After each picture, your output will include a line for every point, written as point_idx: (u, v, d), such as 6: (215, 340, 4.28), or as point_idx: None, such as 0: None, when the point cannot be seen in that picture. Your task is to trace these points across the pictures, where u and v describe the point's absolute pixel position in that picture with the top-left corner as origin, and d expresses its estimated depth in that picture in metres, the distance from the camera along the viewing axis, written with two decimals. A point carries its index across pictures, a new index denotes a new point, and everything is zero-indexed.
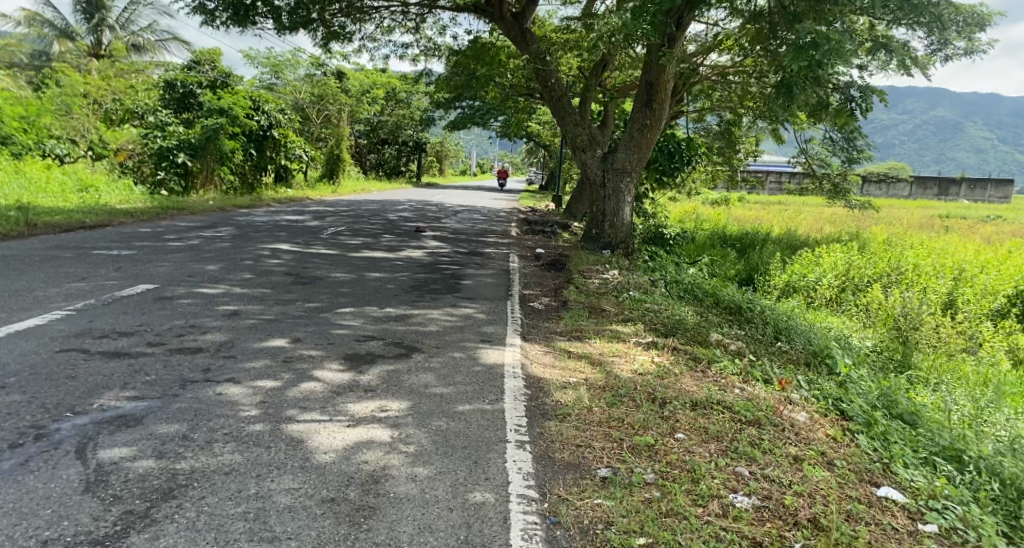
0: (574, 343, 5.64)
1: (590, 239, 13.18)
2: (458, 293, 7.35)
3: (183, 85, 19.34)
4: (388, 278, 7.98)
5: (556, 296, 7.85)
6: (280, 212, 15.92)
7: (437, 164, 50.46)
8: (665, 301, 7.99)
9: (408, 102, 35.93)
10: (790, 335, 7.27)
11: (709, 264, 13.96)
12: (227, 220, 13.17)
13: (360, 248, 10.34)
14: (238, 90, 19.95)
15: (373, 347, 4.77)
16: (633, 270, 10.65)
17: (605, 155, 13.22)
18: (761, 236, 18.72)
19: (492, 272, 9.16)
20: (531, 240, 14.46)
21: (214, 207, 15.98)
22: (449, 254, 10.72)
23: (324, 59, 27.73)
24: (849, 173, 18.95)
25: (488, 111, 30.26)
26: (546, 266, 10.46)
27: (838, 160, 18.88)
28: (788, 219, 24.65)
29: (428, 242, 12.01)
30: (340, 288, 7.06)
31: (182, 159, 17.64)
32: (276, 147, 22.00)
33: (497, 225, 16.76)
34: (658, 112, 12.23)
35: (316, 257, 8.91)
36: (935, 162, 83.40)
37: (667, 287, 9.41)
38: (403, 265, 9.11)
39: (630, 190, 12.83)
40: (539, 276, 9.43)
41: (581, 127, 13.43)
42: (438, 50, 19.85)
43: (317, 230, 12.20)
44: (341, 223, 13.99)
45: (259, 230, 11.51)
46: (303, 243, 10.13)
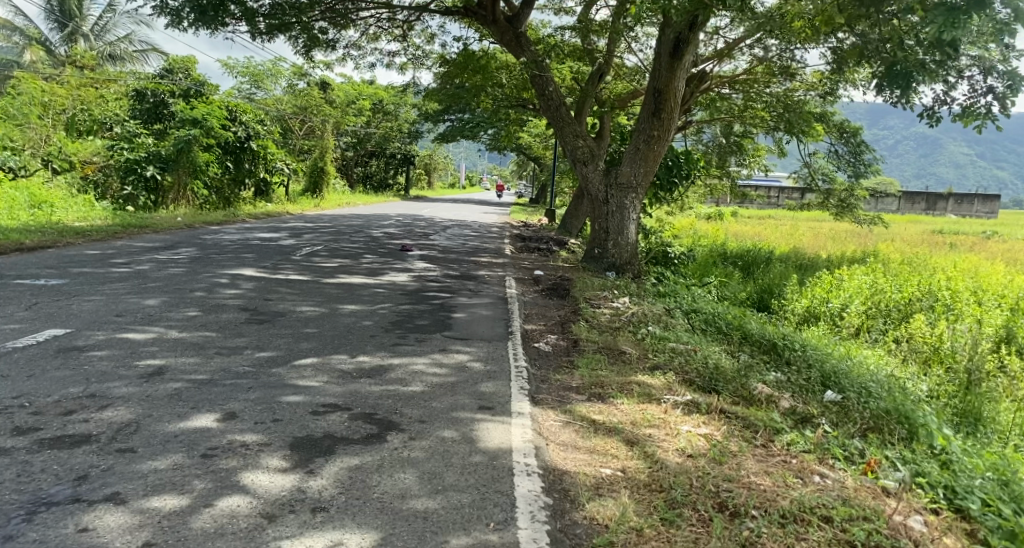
0: (596, 406, 4.47)
1: (591, 259, 11.99)
2: (447, 331, 6.11)
3: (154, 94, 18.46)
4: (364, 311, 6.74)
5: (563, 333, 6.63)
6: (253, 230, 14.68)
7: (425, 176, 49.34)
8: (691, 339, 6.81)
9: (395, 114, 34.80)
10: (842, 384, 6.14)
11: (719, 287, 12.84)
12: (193, 240, 11.93)
13: (336, 273, 9.11)
14: (212, 99, 18.99)
15: (334, 422, 3.56)
16: (645, 297, 9.52)
17: (609, 169, 12.05)
18: (766, 254, 17.62)
19: (486, 301, 7.93)
20: (527, 259, 13.25)
21: (182, 225, 14.80)
22: (437, 279, 9.50)
23: (307, 68, 26.59)
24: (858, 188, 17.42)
25: (477, 122, 29.13)
26: (547, 293, 9.25)
27: (845, 175, 17.44)
28: (788, 235, 23.56)
29: (414, 264, 10.81)
30: (303, 327, 5.81)
31: (150, 173, 16.58)
32: (255, 159, 20.83)
33: (489, 243, 15.57)
34: (667, 121, 11.08)
35: (283, 285, 7.66)
36: (922, 176, 83.06)
37: (686, 318, 8.24)
38: (384, 294, 7.87)
39: (636, 206, 11.65)
40: (541, 305, 8.19)
41: (581, 138, 12.27)
42: (426, 58, 18.69)
43: (291, 251, 10.96)
44: (319, 242, 12.74)
45: (224, 252, 10.31)
46: (271, 268, 8.89)
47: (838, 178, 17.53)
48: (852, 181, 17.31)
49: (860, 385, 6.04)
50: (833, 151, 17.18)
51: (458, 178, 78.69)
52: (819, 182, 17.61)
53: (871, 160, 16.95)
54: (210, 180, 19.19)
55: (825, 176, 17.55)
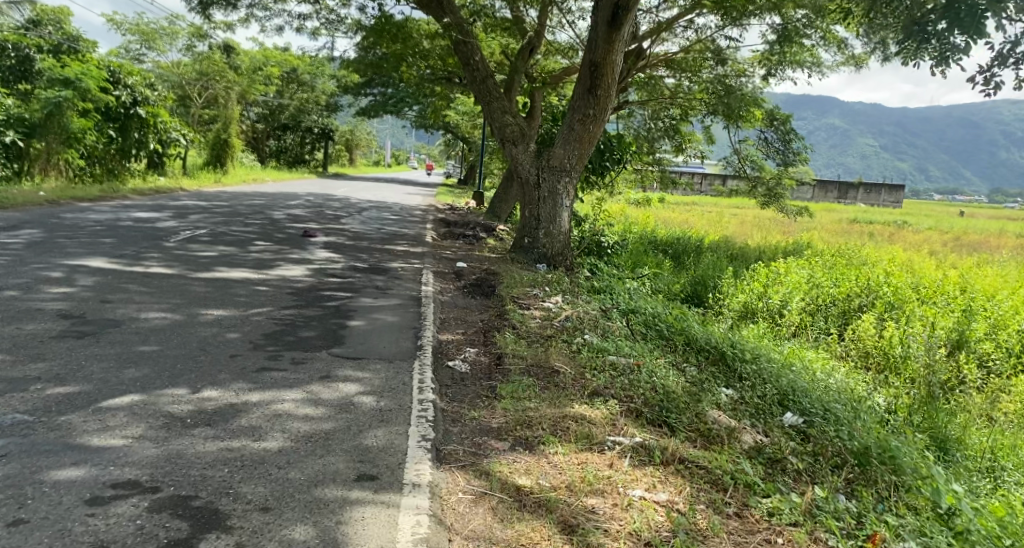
0: (522, 461, 3.34)
1: (519, 250, 10.93)
2: (337, 347, 4.86)
3: (16, 47, 16.54)
4: (234, 318, 5.42)
5: (486, 347, 5.48)
6: (131, 210, 13.05)
7: (346, 153, 47.22)
8: (632, 350, 5.75)
9: (312, 85, 32.71)
10: (803, 404, 5.10)
11: (652, 281, 11.97)
12: (50, 223, 10.32)
13: (214, 265, 7.74)
14: (88, 57, 17.33)
15: (117, 521, 2.40)
16: (576, 295, 8.50)
17: (539, 151, 10.95)
18: (695, 242, 16.94)
19: (394, 302, 6.72)
20: (449, 248, 12.08)
21: (45, 203, 13.12)
22: (339, 272, 8.20)
23: (210, 30, 24.45)
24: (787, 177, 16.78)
25: (400, 98, 28.09)
26: (468, 289, 8.12)
27: (773, 164, 16.86)
28: (715, 223, 23.12)
29: (315, 252, 9.51)
30: (140, 343, 4.48)
31: (9, 139, 14.87)
32: (143, 129, 19.24)
33: (406, 228, 14.33)
34: (604, 98, 10.06)
35: (138, 284, 6.27)
36: (833, 166, 86.04)
37: (622, 320, 7.21)
38: (268, 293, 6.59)
39: (568, 192, 10.67)
40: (460, 307, 7.02)
41: (509, 115, 11.12)
42: (342, 24, 17.11)
43: (165, 236, 9.50)
44: (205, 225, 11.25)
45: (79, 238, 8.81)
46: (129, 259, 7.47)
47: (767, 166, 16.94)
48: (780, 169, 16.69)
49: (826, 402, 5.09)
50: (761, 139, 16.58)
51: (382, 155, 76.31)
52: (748, 169, 16.96)
53: (800, 149, 16.43)
54: (87, 148, 17.42)
55: (753, 163, 16.89)
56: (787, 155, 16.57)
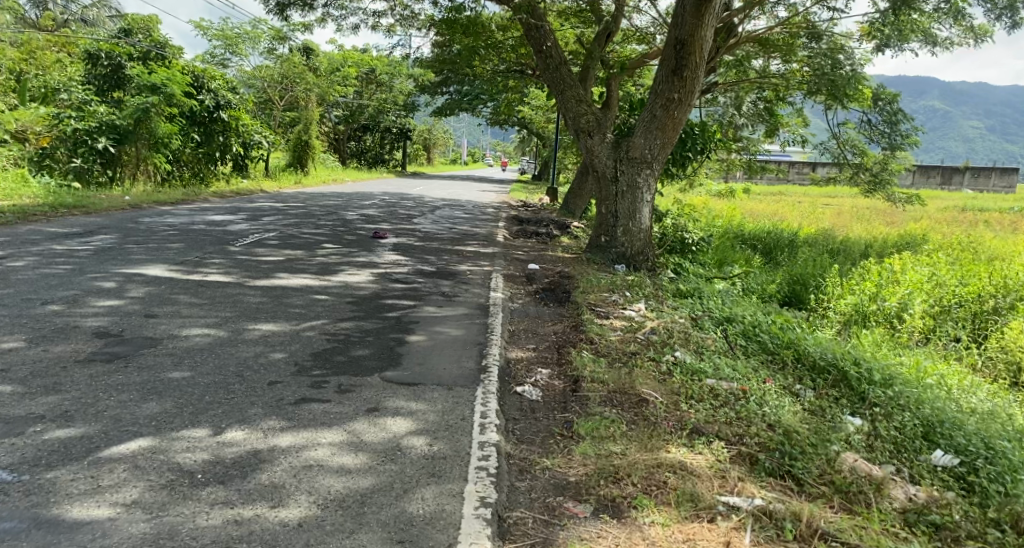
0: (606, 539, 2.58)
1: (597, 249, 10.14)
2: (390, 371, 4.22)
3: (109, 56, 16.80)
4: (281, 335, 4.88)
5: (560, 368, 4.73)
6: (207, 213, 12.97)
7: (423, 152, 47.28)
8: (734, 370, 4.85)
9: (390, 85, 32.71)
10: (956, 439, 3.97)
11: (746, 281, 10.89)
12: (123, 227, 10.24)
13: (274, 272, 7.30)
14: (174, 64, 17.60)
15: None
16: (663, 300, 7.62)
17: (619, 140, 10.07)
18: (789, 236, 15.62)
19: (460, 312, 6.06)
20: (522, 248, 11.38)
21: (127, 207, 13.23)
22: (404, 277, 7.62)
23: (289, 32, 24.61)
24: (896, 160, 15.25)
25: (476, 94, 28.17)
26: (543, 295, 7.38)
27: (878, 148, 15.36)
28: (810, 214, 21.45)
29: (382, 255, 9.00)
30: (170, 367, 3.97)
31: (102, 145, 15.23)
32: (226, 132, 19.44)
33: (480, 226, 13.74)
34: (691, 79, 9.10)
35: (190, 294, 5.86)
36: (935, 151, 80.60)
37: (716, 330, 6.29)
38: (326, 303, 6.05)
39: (650, 185, 9.78)
40: (532, 316, 6.29)
41: (586, 104, 10.31)
42: (416, 19, 16.68)
43: (232, 240, 9.19)
44: (274, 227, 10.95)
45: (146, 244, 8.60)
46: (188, 265, 7.11)
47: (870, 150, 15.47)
48: (885, 153, 15.13)
49: (989, 433, 4.03)
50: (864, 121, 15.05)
51: (461, 153, 76.38)
52: (847, 155, 15.46)
53: (909, 131, 14.63)
54: (172, 152, 17.66)
55: (855, 147, 15.36)
56: (893, 138, 14.86)
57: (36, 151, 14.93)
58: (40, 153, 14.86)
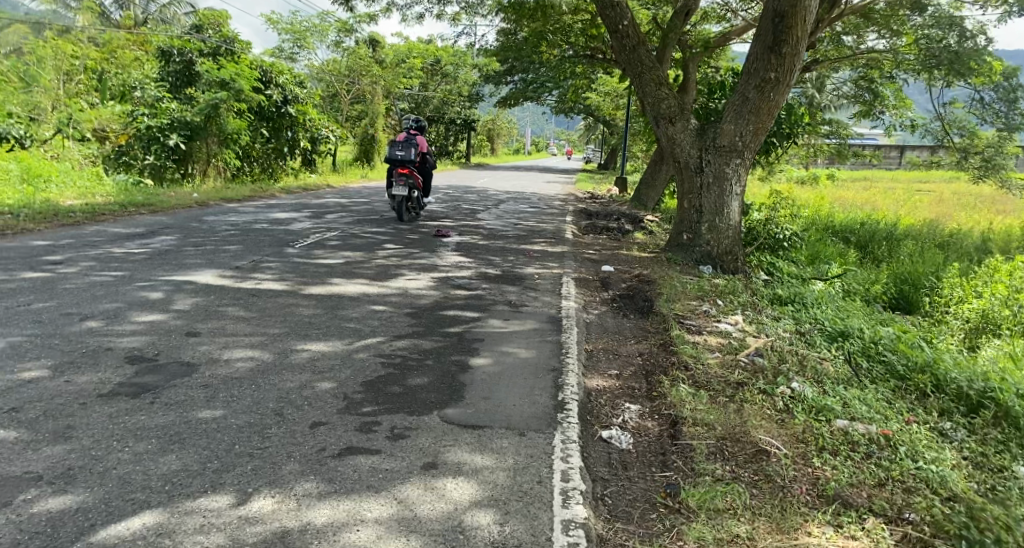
0: None
1: (678, 248, 9.30)
2: (450, 408, 3.65)
3: (180, 53, 16.71)
4: (332, 358, 4.35)
5: (652, 404, 4.11)
6: (270, 210, 12.67)
7: (488, 143, 46.80)
8: (866, 409, 4.20)
9: (455, 75, 32.35)
10: None
11: (850, 282, 9.98)
12: (186, 226, 9.97)
13: (330, 277, 6.81)
14: (242, 59, 17.49)
15: None
16: (761, 309, 6.85)
17: (703, 127, 9.16)
18: (886, 227, 14.34)
19: (530, 327, 5.44)
20: (595, 245, 10.67)
21: (194, 205, 13.09)
22: (468, 283, 7.04)
23: (356, 23, 24.34)
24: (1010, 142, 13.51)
25: (542, 83, 27.65)
26: (621, 304, 6.69)
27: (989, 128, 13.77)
28: (903, 202, 19.91)
29: (446, 256, 8.44)
30: (202, 403, 3.46)
31: (174, 142, 15.23)
32: (294, 127, 19.34)
33: (548, 221, 13.05)
34: (790, 57, 8.21)
35: (240, 306, 5.39)
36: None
37: (829, 350, 5.58)
38: (382, 316, 5.52)
39: (740, 176, 8.88)
40: (611, 331, 5.63)
41: (666, 87, 9.42)
42: (482, 6, 16.03)
43: (292, 241, 8.77)
44: (337, 226, 10.53)
45: (203, 246, 8.25)
46: (243, 271, 6.69)
47: (980, 131, 13.86)
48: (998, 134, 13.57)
49: None
50: (974, 100, 13.31)
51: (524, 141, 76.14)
52: (954, 137, 13.92)
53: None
54: (242, 149, 17.69)
55: (963, 129, 13.77)
56: (1011, 118, 13.05)
57: (114, 147, 15.10)
58: (117, 150, 15.00)
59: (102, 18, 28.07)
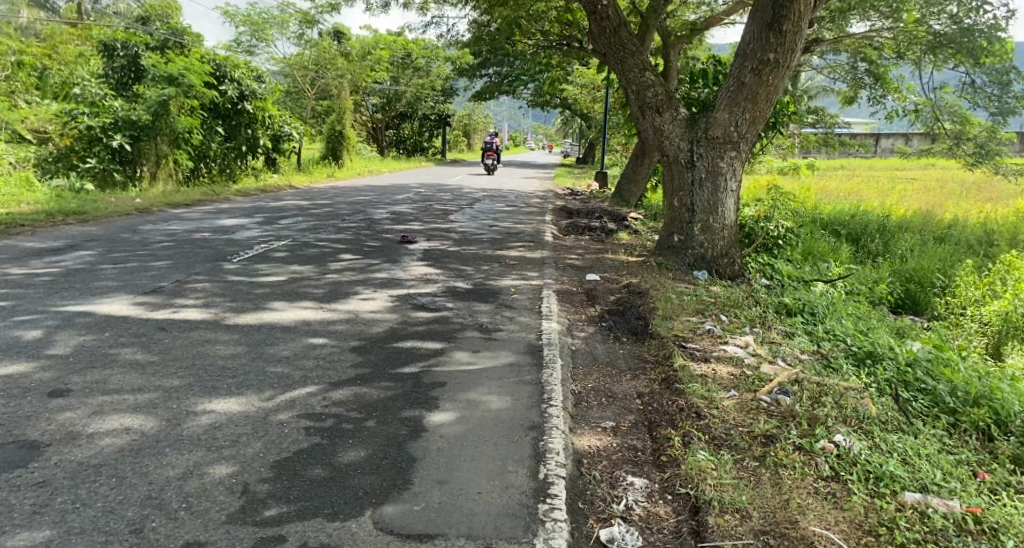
0: None
1: (668, 250, 8.34)
2: (389, 507, 2.71)
3: (124, 46, 15.37)
4: (240, 424, 3.31)
5: (661, 476, 3.15)
6: (220, 216, 11.52)
7: (464, 138, 45.57)
8: (934, 471, 3.28)
9: (427, 69, 31.12)
10: None
11: (855, 283, 9.10)
12: (116, 238, 8.81)
13: (266, 298, 5.75)
14: (193, 52, 16.23)
15: None
16: (772, 322, 5.89)
17: (693, 115, 8.16)
18: (877, 218, 13.52)
19: (503, 364, 4.44)
20: (577, 248, 9.70)
21: (134, 211, 11.89)
22: (432, 302, 6.02)
23: (319, 15, 23.06)
24: (1002, 128, 12.54)
25: (516, 75, 26.68)
26: (610, 322, 5.71)
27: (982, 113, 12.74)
28: (889, 191, 19.21)
29: (409, 268, 7.41)
30: (20, 521, 2.47)
31: (117, 143, 13.95)
32: (253, 125, 18.17)
33: (525, 221, 12.05)
34: (790, 35, 7.29)
35: (139, 347, 4.31)
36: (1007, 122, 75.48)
37: (858, 378, 4.64)
38: (320, 353, 4.48)
39: (735, 170, 7.96)
40: (601, 362, 4.65)
41: (651, 72, 8.41)
42: None
43: (232, 254, 7.68)
44: (290, 234, 9.45)
45: (125, 262, 7.13)
46: (160, 295, 5.61)
47: (971, 116, 12.84)
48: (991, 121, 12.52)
49: None
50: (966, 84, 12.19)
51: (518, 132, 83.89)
52: (944, 123, 12.93)
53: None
54: (197, 149, 16.47)
55: (954, 114, 12.77)
56: (1003, 102, 12.10)
57: (62, 149, 13.59)
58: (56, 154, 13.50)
59: (47, 9, 26.39)
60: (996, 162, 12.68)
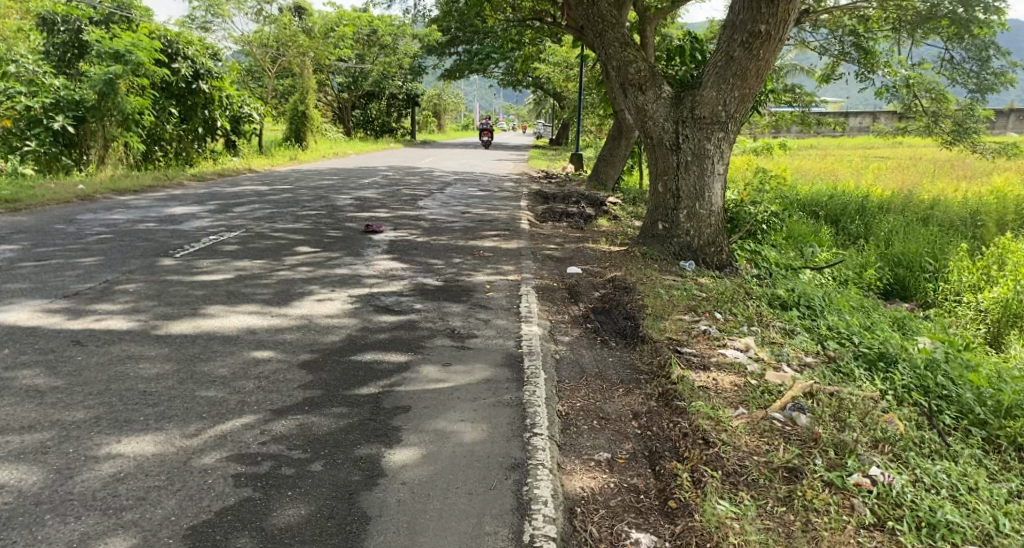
0: None
1: (652, 239, 7.78)
2: None
3: (66, 20, 14.22)
4: (151, 473, 2.70)
5: (674, 531, 2.59)
6: (170, 203, 10.71)
7: (434, 119, 44.61)
8: (991, 512, 2.75)
9: (394, 48, 30.14)
10: None
11: (844, 269, 8.63)
12: (49, 230, 8.02)
13: (207, 301, 5.08)
14: (143, 28, 15.13)
15: None
16: (769, 317, 5.34)
17: (678, 93, 7.56)
18: (858, 199, 13.12)
19: (476, 379, 3.87)
20: (555, 236, 9.12)
21: (75, 199, 11.03)
22: (396, 301, 5.41)
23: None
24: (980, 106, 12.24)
25: (485, 53, 25.86)
26: (595, 324, 5.13)
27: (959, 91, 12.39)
28: (865, 170, 18.90)
29: (372, 261, 6.76)
30: None
31: (59, 124, 12.84)
32: (211, 105, 17.18)
33: (498, 207, 11.43)
34: (783, 5, 6.72)
35: (43, 369, 3.65)
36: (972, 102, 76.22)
37: (873, 385, 4.08)
38: (265, 371, 3.85)
39: (723, 153, 7.39)
40: (588, 374, 4.07)
41: (631, 46, 7.77)
42: None
43: (176, 248, 6.96)
44: (244, 223, 8.73)
45: (51, 258, 6.38)
46: (83, 300, 4.92)
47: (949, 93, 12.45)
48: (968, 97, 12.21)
49: None
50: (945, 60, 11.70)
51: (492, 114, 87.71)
52: (921, 101, 12.53)
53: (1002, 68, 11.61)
54: (147, 131, 15.45)
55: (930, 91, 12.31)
56: (981, 79, 11.60)
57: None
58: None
59: None
60: (974, 140, 12.43)
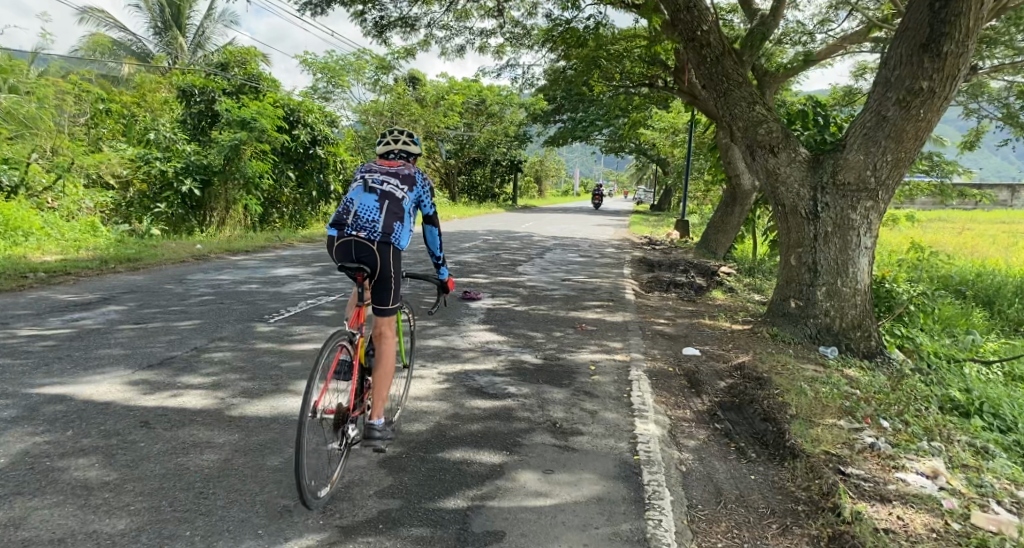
0: None
1: (784, 318, 6.84)
2: None
3: (200, 92, 14.65)
4: None
5: None
6: (274, 265, 10.65)
7: (535, 185, 44.65)
8: None
9: (502, 116, 30.39)
10: None
11: (1016, 364, 7.37)
12: (153, 291, 7.98)
13: (288, 375, 4.64)
14: (268, 96, 15.63)
15: None
16: (949, 430, 4.36)
17: (816, 156, 6.72)
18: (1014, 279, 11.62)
19: (585, 496, 3.20)
20: (667, 310, 8.32)
21: (189, 258, 11.19)
22: (491, 383, 4.79)
23: (395, 61, 22.64)
24: None
25: (591, 120, 25.58)
26: (727, 425, 4.31)
27: None
28: (1013, 247, 17.02)
29: (467, 334, 6.21)
30: None
31: (187, 188, 12.91)
32: (325, 170, 17.40)
33: (602, 275, 10.75)
34: (949, 59, 5.86)
35: (100, 458, 3.26)
36: None
37: None
38: (336, 469, 3.30)
39: (871, 224, 6.45)
40: (730, 499, 3.32)
41: (761, 105, 7.02)
42: (527, 38, 14.06)
43: (269, 313, 6.66)
44: (341, 287, 8.44)
45: (147, 321, 6.20)
46: (164, 371, 4.60)
47: None
48: None
49: None
50: None
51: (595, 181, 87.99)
52: None
53: None
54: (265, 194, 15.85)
55: None
56: None
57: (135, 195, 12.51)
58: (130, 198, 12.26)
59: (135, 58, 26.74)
60: None
